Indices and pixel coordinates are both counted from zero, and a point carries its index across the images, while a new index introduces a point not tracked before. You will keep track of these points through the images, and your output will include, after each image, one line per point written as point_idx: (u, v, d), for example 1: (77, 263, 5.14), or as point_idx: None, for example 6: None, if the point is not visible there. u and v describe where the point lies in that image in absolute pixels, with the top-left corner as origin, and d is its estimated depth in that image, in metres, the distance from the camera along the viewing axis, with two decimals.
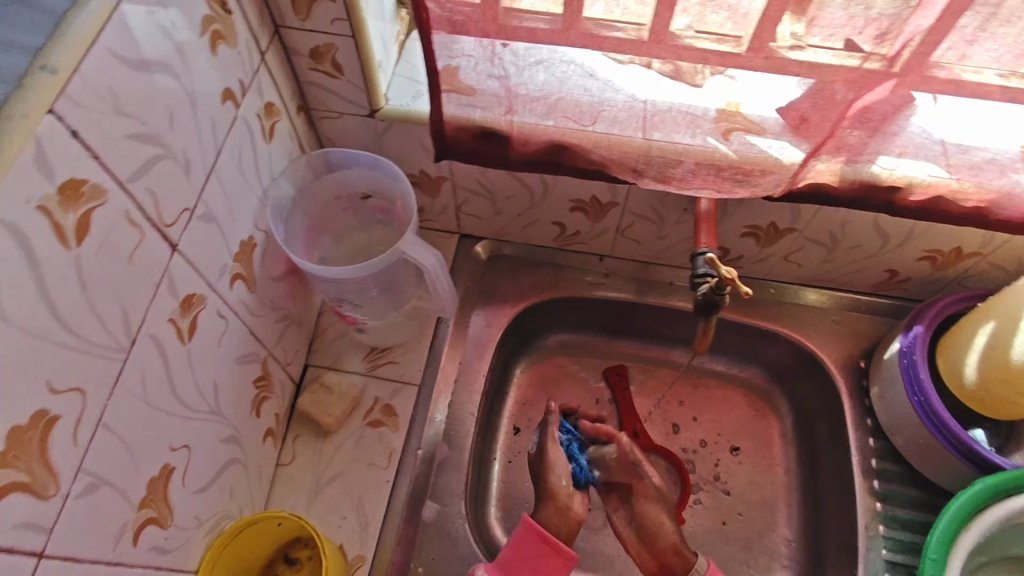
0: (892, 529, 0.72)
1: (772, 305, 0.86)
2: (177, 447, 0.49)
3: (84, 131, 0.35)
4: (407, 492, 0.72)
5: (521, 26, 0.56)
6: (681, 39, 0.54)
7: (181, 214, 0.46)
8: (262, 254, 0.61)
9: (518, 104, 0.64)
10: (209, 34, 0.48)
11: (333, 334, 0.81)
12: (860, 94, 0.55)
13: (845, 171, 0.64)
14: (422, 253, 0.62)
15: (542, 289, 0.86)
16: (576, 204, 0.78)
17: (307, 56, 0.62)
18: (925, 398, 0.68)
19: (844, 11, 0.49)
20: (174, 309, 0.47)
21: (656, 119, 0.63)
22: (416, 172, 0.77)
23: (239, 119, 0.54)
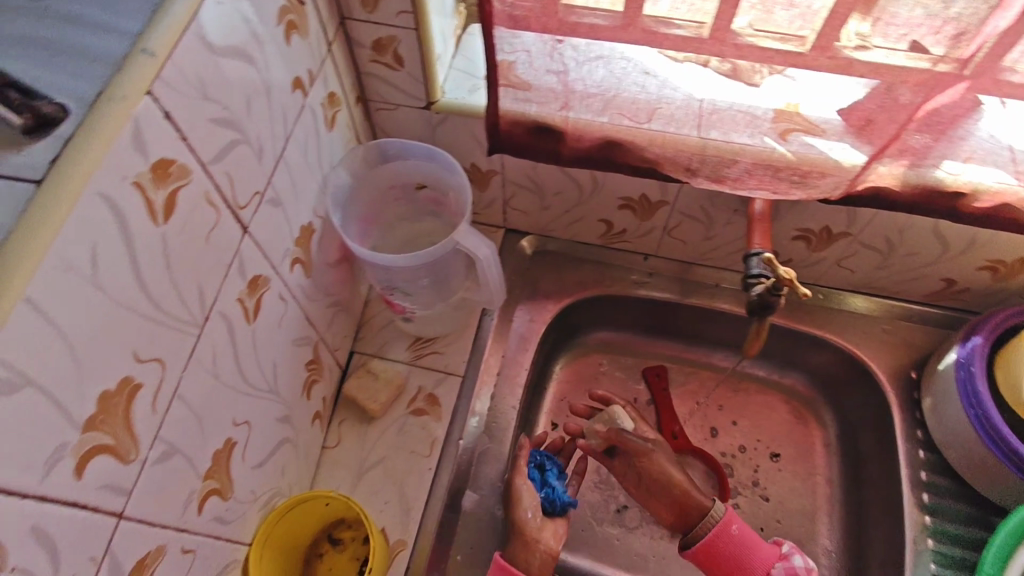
0: (940, 544, 0.70)
1: (821, 311, 0.84)
2: (239, 423, 0.51)
3: (175, 113, 0.37)
4: (448, 480, 0.73)
5: (582, 22, 0.56)
6: (742, 38, 0.53)
7: (252, 197, 0.48)
8: (320, 240, 0.63)
9: (574, 99, 0.65)
10: (284, 25, 0.50)
11: (379, 322, 0.82)
12: (929, 97, 0.54)
13: (907, 175, 0.63)
14: (476, 244, 0.63)
15: (586, 286, 0.86)
16: (625, 202, 0.78)
17: (370, 48, 0.64)
18: (982, 411, 0.66)
19: (915, 10, 0.48)
20: (241, 289, 0.49)
21: (714, 118, 0.62)
22: (467, 165, 0.78)
23: (306, 108, 0.56)
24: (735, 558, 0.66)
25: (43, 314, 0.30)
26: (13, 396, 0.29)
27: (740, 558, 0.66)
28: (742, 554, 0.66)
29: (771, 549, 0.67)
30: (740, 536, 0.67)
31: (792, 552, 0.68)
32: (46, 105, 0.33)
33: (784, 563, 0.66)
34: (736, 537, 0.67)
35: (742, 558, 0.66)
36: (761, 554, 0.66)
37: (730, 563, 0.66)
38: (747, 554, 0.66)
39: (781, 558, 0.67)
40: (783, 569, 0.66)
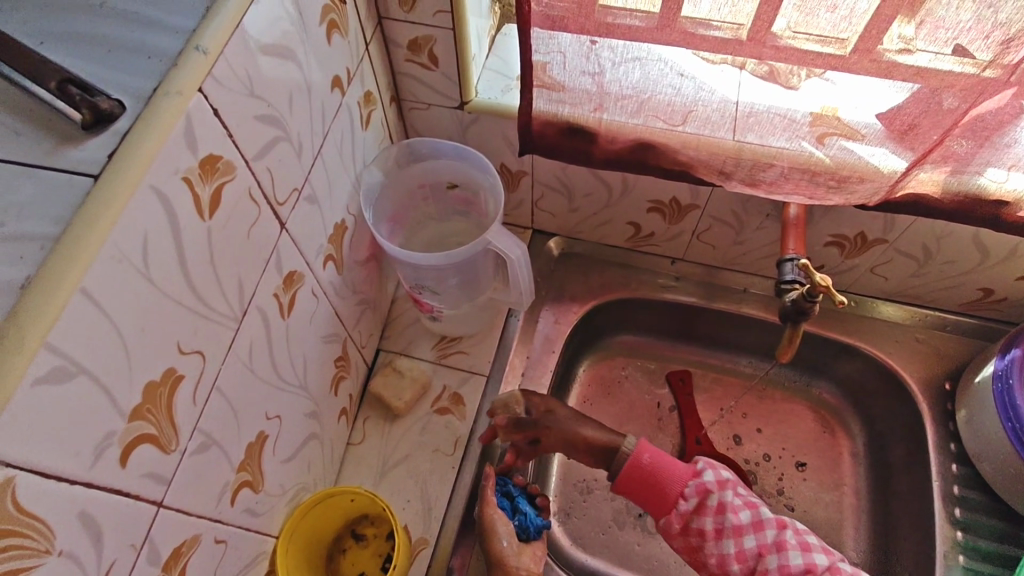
0: (972, 560, 0.69)
1: (852, 319, 0.83)
2: (270, 417, 0.52)
3: (223, 110, 0.38)
4: (471, 480, 0.73)
5: (618, 23, 0.56)
6: (780, 40, 0.52)
7: (290, 194, 0.49)
8: (351, 238, 0.64)
9: (608, 101, 0.64)
10: (325, 24, 0.50)
11: (406, 321, 0.82)
12: (975, 102, 0.53)
13: (948, 182, 0.62)
14: (508, 244, 0.63)
15: (612, 289, 0.86)
16: (655, 205, 0.77)
17: (405, 48, 0.64)
18: (1019, 424, 0.64)
19: (962, 14, 0.47)
20: (277, 284, 0.49)
21: (751, 121, 0.61)
22: (497, 166, 0.78)
23: (343, 106, 0.57)
24: (653, 484, 0.65)
25: (96, 304, 0.31)
26: (66, 384, 0.30)
27: (656, 482, 0.65)
28: (657, 477, 0.65)
29: (684, 468, 0.66)
30: (652, 461, 0.66)
31: (705, 467, 0.65)
32: (104, 101, 0.33)
33: (697, 482, 0.64)
34: (647, 465, 0.66)
35: (658, 482, 0.65)
36: (673, 477, 0.65)
37: (649, 488, 0.65)
38: (661, 477, 0.65)
39: (693, 477, 0.65)
40: (694, 486, 0.64)
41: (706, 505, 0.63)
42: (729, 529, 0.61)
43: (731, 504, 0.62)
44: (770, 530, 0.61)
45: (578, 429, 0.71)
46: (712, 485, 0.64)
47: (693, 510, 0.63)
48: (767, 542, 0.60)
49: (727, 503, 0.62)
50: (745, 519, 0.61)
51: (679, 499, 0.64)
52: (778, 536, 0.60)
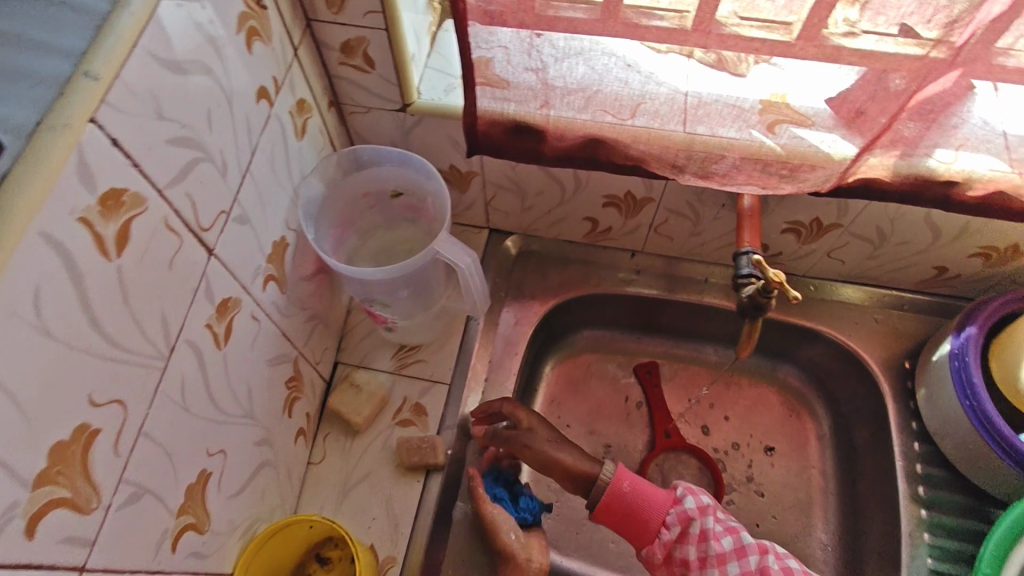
0: (936, 537, 0.70)
1: (811, 303, 0.83)
2: (213, 453, 0.49)
3: (124, 138, 0.35)
4: (437, 493, 0.71)
5: (560, 16, 0.53)
6: (726, 27, 0.51)
7: (217, 218, 0.46)
8: (294, 254, 0.60)
9: (554, 97, 0.62)
10: (245, 31, 0.47)
11: (362, 332, 0.80)
12: (922, 85, 0.52)
13: (898, 165, 0.62)
14: (455, 253, 0.61)
15: (572, 286, 0.84)
16: (609, 200, 0.76)
17: (338, 50, 0.61)
18: (978, 403, 0.65)
19: None
20: (210, 314, 0.46)
21: (699, 112, 0.60)
22: (446, 167, 0.75)
23: (273, 117, 0.53)
24: (633, 512, 0.63)
25: None
26: None
27: (637, 512, 0.63)
28: (637, 505, 0.63)
29: (664, 496, 0.64)
30: (631, 489, 0.64)
31: (686, 494, 0.64)
32: None
33: (679, 510, 0.63)
34: (628, 492, 0.64)
35: (639, 510, 0.63)
36: (655, 507, 0.63)
37: (630, 518, 0.64)
38: (641, 505, 0.63)
39: (673, 505, 0.63)
40: (676, 515, 0.62)
41: (689, 533, 0.62)
42: (713, 559, 0.60)
43: (712, 531, 0.61)
44: (753, 556, 0.59)
45: (556, 455, 0.69)
46: (693, 512, 0.62)
47: (676, 539, 0.62)
48: (751, 570, 0.58)
49: (709, 530, 0.61)
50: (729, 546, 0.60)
51: (661, 528, 0.63)
52: (762, 562, 0.58)
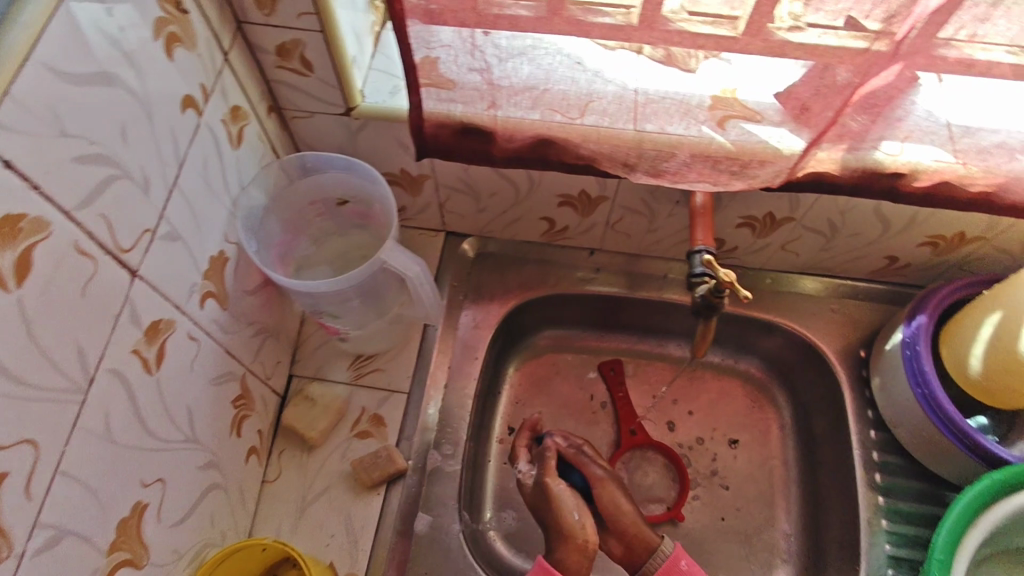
0: (894, 523, 0.71)
1: (769, 295, 0.83)
2: (149, 483, 0.47)
3: (19, 160, 0.33)
4: (398, 505, 0.70)
5: (503, 14, 0.52)
6: (673, 23, 0.50)
7: (141, 236, 0.43)
8: (234, 269, 0.58)
9: (501, 97, 0.61)
10: (163, 38, 0.44)
11: (316, 342, 0.78)
12: (866, 78, 0.52)
13: (846, 159, 0.62)
14: (404, 262, 0.60)
15: (532, 286, 0.83)
16: (565, 199, 0.75)
17: (273, 53, 0.58)
18: (929, 390, 0.66)
19: None
20: (138, 339, 0.44)
21: (648, 109, 0.59)
22: (396, 171, 0.73)
23: (203, 127, 0.51)
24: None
25: None
26: None
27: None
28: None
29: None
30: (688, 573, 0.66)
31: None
32: None
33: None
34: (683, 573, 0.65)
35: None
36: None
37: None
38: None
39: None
40: None
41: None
42: None
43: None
44: None
45: (626, 512, 0.71)
46: None
47: None
48: None
49: None
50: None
51: None
52: None
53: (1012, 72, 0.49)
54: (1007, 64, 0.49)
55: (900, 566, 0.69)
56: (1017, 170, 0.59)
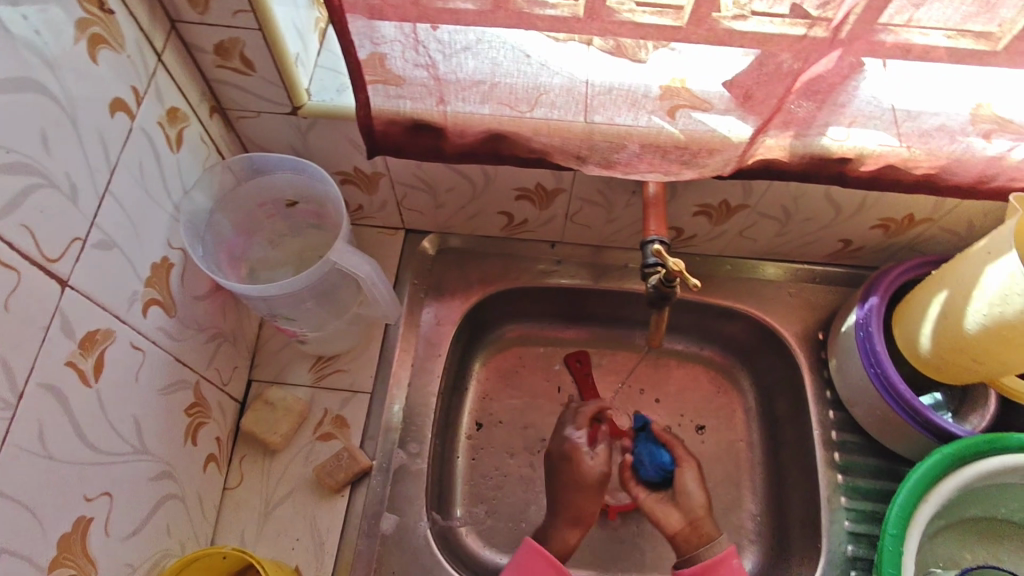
0: (852, 500, 0.72)
1: (729, 281, 0.84)
2: (94, 497, 0.47)
3: None
4: (364, 506, 0.69)
5: (446, 9, 0.51)
6: (618, 14, 0.50)
7: (71, 245, 0.43)
8: (181, 275, 0.57)
9: (449, 92, 0.60)
10: (86, 39, 0.44)
11: (275, 346, 0.76)
12: (807, 65, 0.52)
13: (794, 145, 0.62)
14: (354, 262, 0.61)
15: (494, 281, 0.83)
16: (521, 193, 0.74)
17: (212, 53, 0.56)
18: (882, 369, 0.67)
19: None
20: (72, 351, 0.44)
21: (596, 101, 0.59)
22: (349, 169, 0.72)
23: (137, 130, 0.50)
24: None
25: None
26: None
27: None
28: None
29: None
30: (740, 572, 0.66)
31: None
32: None
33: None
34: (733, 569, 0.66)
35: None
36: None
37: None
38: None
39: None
40: None
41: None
42: None
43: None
44: None
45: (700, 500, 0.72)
46: None
47: None
48: None
49: None
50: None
51: None
52: None
53: (948, 56, 0.50)
54: (944, 48, 0.49)
55: (858, 541, 0.70)
56: (958, 151, 0.60)
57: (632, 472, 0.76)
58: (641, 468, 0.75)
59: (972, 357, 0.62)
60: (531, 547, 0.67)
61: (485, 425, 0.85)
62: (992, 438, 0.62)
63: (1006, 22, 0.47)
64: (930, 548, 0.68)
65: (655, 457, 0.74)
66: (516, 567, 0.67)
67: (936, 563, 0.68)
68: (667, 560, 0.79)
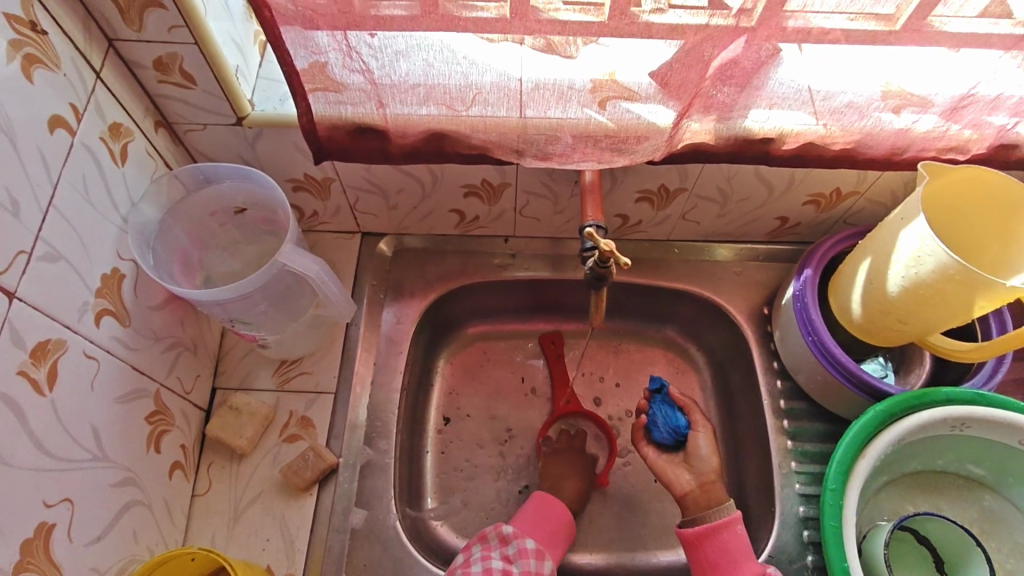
0: (802, 464, 0.76)
1: (679, 264, 0.88)
2: (53, 503, 0.49)
3: None
4: (333, 502, 0.71)
5: (379, 15, 0.54)
6: (546, 13, 0.53)
7: (16, 258, 0.46)
8: (133, 285, 0.59)
9: (387, 96, 0.62)
10: (19, 60, 0.46)
11: (239, 353, 0.78)
12: (717, 52, 0.56)
13: (718, 129, 0.66)
14: (303, 262, 0.64)
15: (451, 278, 0.85)
16: (469, 189, 0.77)
17: (152, 69, 0.58)
18: (818, 336, 0.71)
19: None
20: (24, 360, 0.46)
21: (529, 97, 0.61)
22: (300, 176, 0.74)
23: (79, 146, 0.53)
24: (728, 553, 0.66)
25: None
26: None
27: (733, 556, 0.66)
28: (738, 552, 0.66)
29: (759, 564, 0.66)
30: (744, 538, 0.67)
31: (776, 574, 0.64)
32: None
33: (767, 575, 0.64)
34: (736, 535, 0.67)
35: (734, 555, 0.66)
36: (749, 560, 0.66)
37: (722, 553, 0.67)
38: (740, 554, 0.66)
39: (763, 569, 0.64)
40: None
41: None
42: None
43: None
44: None
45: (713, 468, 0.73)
46: None
47: None
48: None
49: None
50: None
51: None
52: None
53: (846, 37, 0.54)
54: (843, 29, 0.53)
55: (810, 502, 0.74)
56: (869, 126, 0.64)
57: (644, 431, 0.78)
58: (654, 428, 0.76)
59: (896, 319, 0.66)
60: (547, 494, 0.75)
61: (452, 419, 0.87)
62: (922, 394, 0.66)
63: (900, 4, 0.51)
64: (875, 502, 0.72)
65: (670, 419, 0.76)
66: (531, 511, 0.73)
67: (882, 516, 0.72)
68: (636, 536, 0.81)
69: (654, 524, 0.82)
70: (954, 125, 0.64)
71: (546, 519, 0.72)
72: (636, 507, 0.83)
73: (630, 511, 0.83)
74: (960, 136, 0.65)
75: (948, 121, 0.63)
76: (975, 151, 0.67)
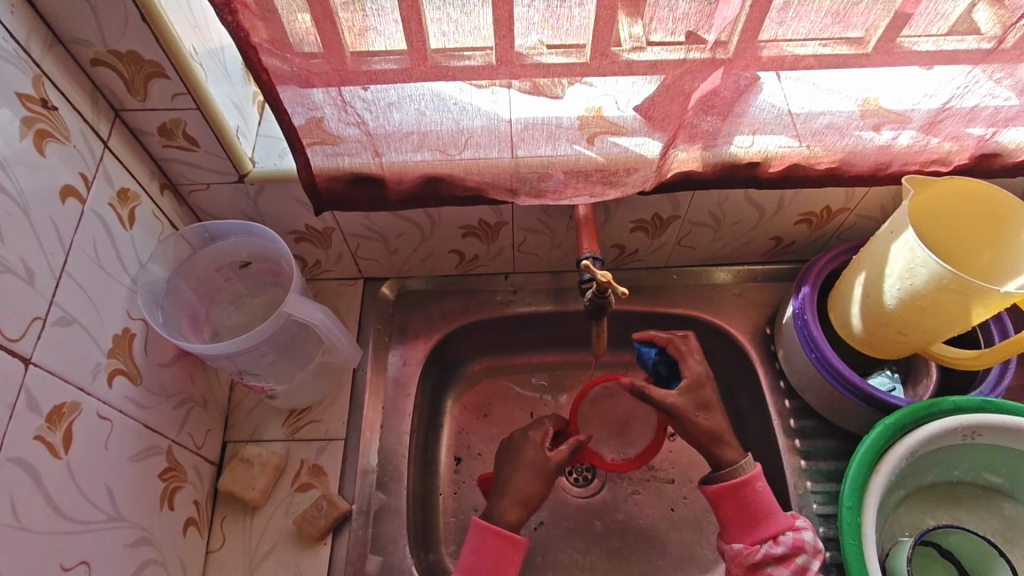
0: (817, 483, 0.75)
1: (678, 289, 0.88)
2: (70, 567, 0.50)
3: None
4: (348, 549, 0.70)
5: (372, 68, 0.56)
6: (532, 55, 0.55)
7: (31, 324, 0.48)
8: (144, 343, 0.60)
9: (383, 145, 0.64)
10: (31, 135, 0.49)
11: (249, 405, 0.78)
12: (697, 84, 0.58)
13: (705, 156, 0.68)
14: (308, 311, 0.66)
15: (454, 318, 0.86)
16: (467, 229, 0.79)
17: (157, 134, 0.61)
18: (820, 352, 0.72)
19: (670, 6, 0.51)
20: (40, 425, 0.48)
21: (518, 137, 0.64)
22: (302, 228, 0.76)
23: (89, 213, 0.55)
24: (751, 510, 0.66)
25: None
26: None
27: (756, 514, 0.65)
28: (758, 510, 0.65)
29: (785, 515, 0.66)
30: (766, 495, 0.66)
31: (804, 524, 0.65)
32: None
33: (793, 528, 0.64)
34: (759, 492, 0.66)
35: (755, 514, 0.65)
36: (772, 516, 0.65)
37: (742, 512, 0.66)
38: (761, 513, 0.65)
39: (791, 523, 0.65)
40: (792, 538, 0.64)
41: (790, 554, 0.63)
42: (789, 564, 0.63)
43: (808, 544, 0.63)
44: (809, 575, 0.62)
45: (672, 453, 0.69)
46: (808, 543, 0.64)
47: (780, 556, 0.63)
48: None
49: (806, 543, 0.63)
50: (803, 562, 0.63)
51: (770, 538, 0.64)
52: None
53: (818, 62, 0.56)
54: (815, 56, 0.56)
55: (829, 522, 0.73)
56: (851, 144, 0.66)
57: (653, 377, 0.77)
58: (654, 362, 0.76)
59: (896, 331, 0.66)
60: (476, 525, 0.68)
61: (463, 458, 0.86)
62: (930, 405, 0.66)
63: (869, 27, 0.53)
64: (893, 519, 0.72)
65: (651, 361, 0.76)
66: (468, 551, 0.68)
67: (902, 532, 0.71)
68: (655, 567, 0.80)
69: (674, 556, 0.80)
70: (933, 139, 0.66)
71: (477, 555, 0.67)
72: (654, 540, 0.81)
73: (650, 543, 0.81)
74: (941, 149, 0.67)
75: (927, 135, 0.65)
76: (957, 162, 0.69)
